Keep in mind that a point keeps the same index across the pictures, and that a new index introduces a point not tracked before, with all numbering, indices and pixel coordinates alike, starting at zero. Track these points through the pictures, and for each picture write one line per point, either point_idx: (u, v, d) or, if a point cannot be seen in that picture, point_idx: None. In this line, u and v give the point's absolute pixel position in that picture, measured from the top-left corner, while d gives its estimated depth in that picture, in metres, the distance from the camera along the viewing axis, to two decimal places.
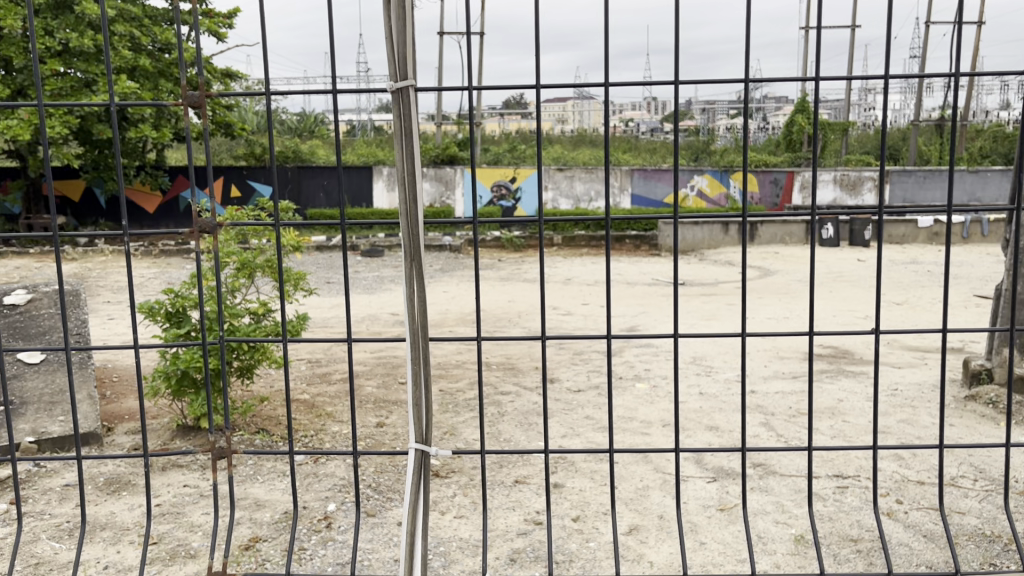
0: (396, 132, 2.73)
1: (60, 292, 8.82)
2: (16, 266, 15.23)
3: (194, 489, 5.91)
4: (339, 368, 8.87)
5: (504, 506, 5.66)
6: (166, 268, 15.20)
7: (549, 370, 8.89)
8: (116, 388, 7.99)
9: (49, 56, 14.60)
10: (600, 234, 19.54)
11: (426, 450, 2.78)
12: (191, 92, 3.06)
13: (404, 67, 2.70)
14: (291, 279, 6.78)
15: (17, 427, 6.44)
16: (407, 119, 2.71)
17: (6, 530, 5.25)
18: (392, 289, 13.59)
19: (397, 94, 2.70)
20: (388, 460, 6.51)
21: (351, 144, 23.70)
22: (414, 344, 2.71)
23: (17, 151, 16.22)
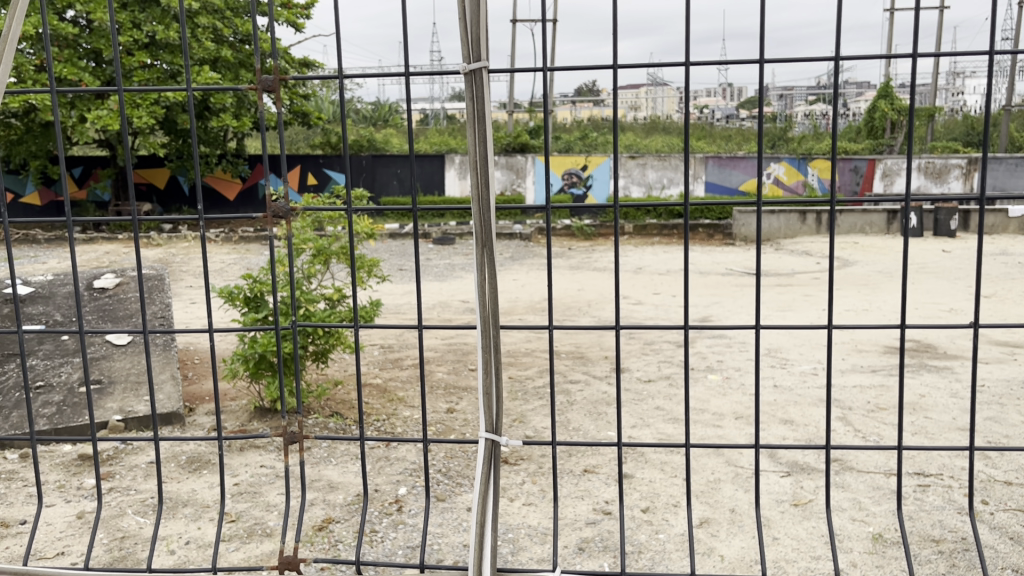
0: (468, 116, 2.69)
1: (144, 276, 9.18)
2: (106, 251, 15.86)
3: (270, 470, 6.08)
4: (410, 354, 8.98)
5: (572, 495, 5.65)
6: (245, 254, 15.60)
7: (619, 359, 8.84)
8: (197, 369, 8.28)
9: (136, 48, 15.07)
10: (673, 223, 19.28)
11: (497, 439, 2.77)
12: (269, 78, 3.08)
13: (477, 49, 2.65)
14: (365, 265, 6.86)
15: (106, 406, 6.71)
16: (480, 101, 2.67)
17: (95, 504, 5.49)
18: (463, 276, 13.67)
19: (470, 77, 2.67)
20: (458, 446, 6.56)
21: (423, 132, 23.86)
22: (484, 329, 2.69)
23: (106, 140, 16.88)
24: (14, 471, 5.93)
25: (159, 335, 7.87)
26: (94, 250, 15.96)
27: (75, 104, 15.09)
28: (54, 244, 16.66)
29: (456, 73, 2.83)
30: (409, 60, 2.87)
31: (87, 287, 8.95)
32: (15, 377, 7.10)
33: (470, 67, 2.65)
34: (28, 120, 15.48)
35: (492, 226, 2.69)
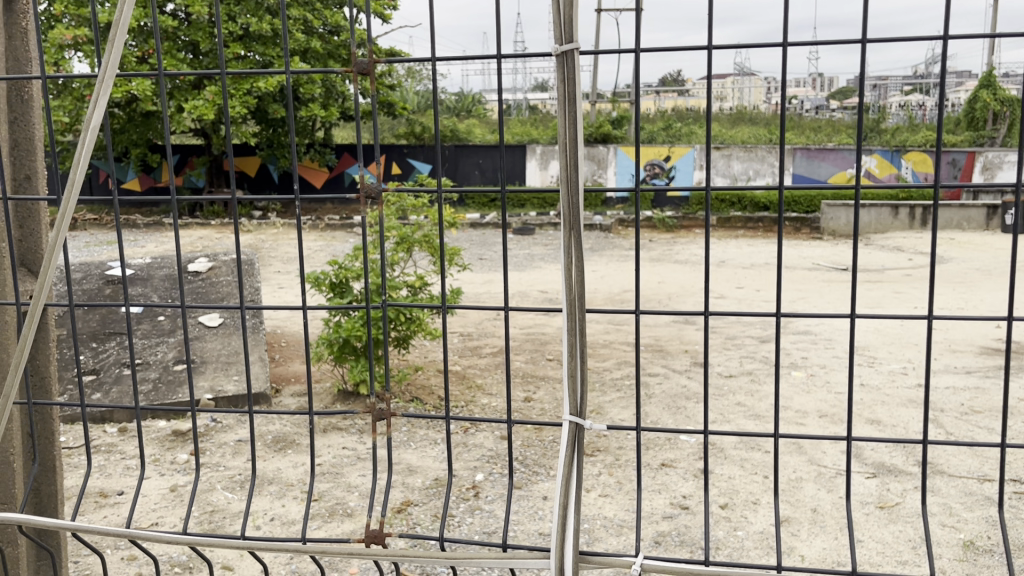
0: (559, 96, 2.41)
1: (236, 260, 9.52)
2: (199, 236, 16.44)
3: (352, 452, 6.22)
4: (490, 342, 9.04)
5: (649, 488, 5.62)
6: (332, 241, 15.95)
7: (699, 353, 8.72)
8: (285, 352, 8.54)
9: (232, 40, 15.59)
10: (757, 216, 18.85)
11: (581, 423, 2.43)
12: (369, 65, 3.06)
13: (569, 28, 2.39)
14: (446, 254, 6.92)
15: (198, 384, 6.99)
16: (571, 82, 2.38)
17: (187, 478, 5.73)
18: (542, 266, 13.68)
19: (561, 57, 2.40)
20: (535, 434, 6.59)
21: (505, 123, 23.90)
22: (570, 313, 2.38)
23: (201, 129, 17.53)
24: (114, 444, 6.23)
25: (250, 317, 8.14)
26: (189, 235, 16.60)
27: (173, 93, 15.72)
28: (152, 229, 17.39)
29: (542, 57, 2.57)
30: (498, 43, 2.48)
31: (183, 270, 9.32)
32: (116, 354, 7.46)
33: (563, 47, 2.38)
34: (130, 110, 16.20)
35: (579, 205, 2.39)
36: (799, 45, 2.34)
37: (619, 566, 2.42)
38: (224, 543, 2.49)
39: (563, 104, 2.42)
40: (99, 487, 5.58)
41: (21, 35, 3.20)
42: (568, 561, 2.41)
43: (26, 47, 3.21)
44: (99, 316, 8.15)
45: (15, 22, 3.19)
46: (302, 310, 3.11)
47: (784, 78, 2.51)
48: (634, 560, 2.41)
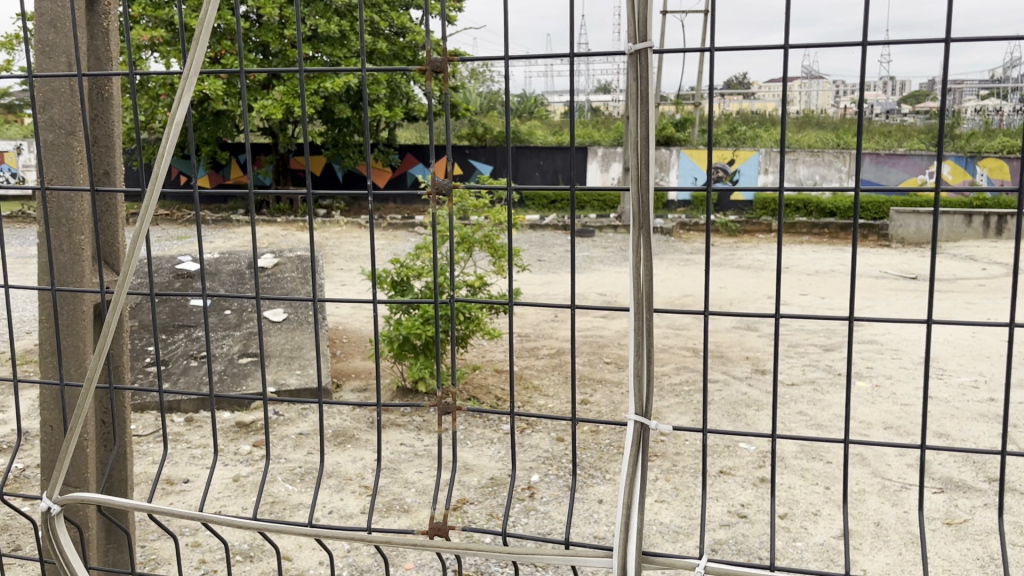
0: (632, 97, 2.19)
1: (300, 258, 9.72)
2: (266, 233, 16.78)
3: (410, 448, 6.29)
4: (548, 344, 9.04)
5: (707, 495, 5.56)
6: (394, 240, 16.15)
7: (760, 361, 8.59)
8: (346, 348, 8.67)
9: (301, 41, 15.89)
10: (823, 221, 18.47)
11: (647, 423, 2.21)
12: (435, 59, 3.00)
13: (643, 25, 2.19)
14: (507, 256, 6.96)
15: (263, 377, 7.15)
16: (645, 82, 2.19)
17: (250, 469, 5.86)
18: (601, 268, 13.62)
19: (635, 56, 2.20)
20: (592, 437, 6.58)
21: (567, 125, 23.84)
22: (638, 314, 2.18)
23: (270, 128, 17.93)
24: (180, 433, 6.41)
25: (313, 313, 8.30)
26: (256, 232, 16.98)
27: (244, 92, 16.10)
28: (221, 225, 17.82)
29: (611, 54, 2.37)
30: (570, 40, 2.33)
31: (249, 266, 9.56)
32: (183, 346, 7.69)
33: (637, 46, 2.17)
34: (202, 109, 16.63)
35: (650, 204, 2.17)
36: (886, 44, 2.17)
37: (681, 567, 2.22)
38: (290, 530, 2.36)
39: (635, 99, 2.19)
40: (167, 474, 5.75)
41: (102, 35, 3.33)
42: (632, 560, 2.19)
43: (107, 46, 3.34)
44: (169, 309, 8.41)
45: (97, 22, 3.31)
46: (373, 304, 2.91)
47: (862, 84, 2.36)
48: (698, 562, 2.22)
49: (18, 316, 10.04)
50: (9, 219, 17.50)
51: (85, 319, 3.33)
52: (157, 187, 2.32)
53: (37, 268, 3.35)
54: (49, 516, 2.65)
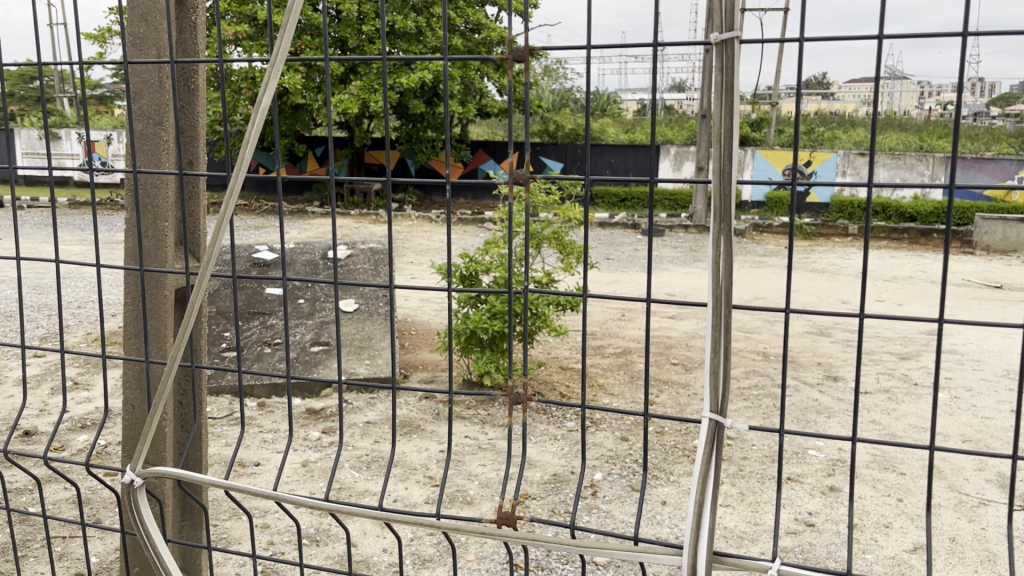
0: (715, 88, 2.01)
1: (371, 251, 9.91)
2: (340, 225, 17.08)
3: (473, 441, 6.34)
4: (614, 343, 8.99)
5: (773, 502, 5.45)
6: (464, 235, 16.26)
7: (832, 367, 8.38)
8: (414, 340, 8.79)
9: (378, 37, 16.14)
10: (903, 226, 17.92)
11: (722, 422, 2.06)
12: (502, 56, 2.83)
13: (732, 12, 2.01)
14: (575, 253, 6.98)
15: (332, 365, 7.31)
16: (731, 73, 2.00)
17: (318, 454, 6.00)
18: (672, 269, 13.46)
19: (721, 47, 2.01)
20: (656, 438, 6.53)
21: (640, 123, 23.55)
22: (717, 311, 2.02)
23: (346, 122, 18.25)
24: (252, 417, 6.59)
25: (383, 305, 8.47)
26: (331, 224, 17.32)
27: (324, 87, 16.39)
28: (297, 217, 18.23)
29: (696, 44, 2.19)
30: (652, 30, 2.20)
31: (323, 257, 9.77)
32: (258, 333, 7.89)
33: (723, 35, 2.00)
34: (282, 104, 16.99)
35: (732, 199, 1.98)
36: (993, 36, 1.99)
37: (753, 569, 2.13)
38: (359, 512, 2.34)
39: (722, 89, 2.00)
40: (239, 455, 5.92)
41: (190, 28, 3.44)
42: (703, 560, 2.06)
43: (194, 39, 3.44)
44: (246, 296, 8.65)
45: (186, 16, 3.42)
46: (447, 292, 2.88)
47: (962, 80, 2.19)
48: (771, 565, 2.11)
49: (104, 300, 10.45)
50: (98, 206, 18.23)
51: (166, 301, 3.45)
52: (241, 175, 2.35)
53: (125, 251, 3.49)
54: (132, 488, 2.72)
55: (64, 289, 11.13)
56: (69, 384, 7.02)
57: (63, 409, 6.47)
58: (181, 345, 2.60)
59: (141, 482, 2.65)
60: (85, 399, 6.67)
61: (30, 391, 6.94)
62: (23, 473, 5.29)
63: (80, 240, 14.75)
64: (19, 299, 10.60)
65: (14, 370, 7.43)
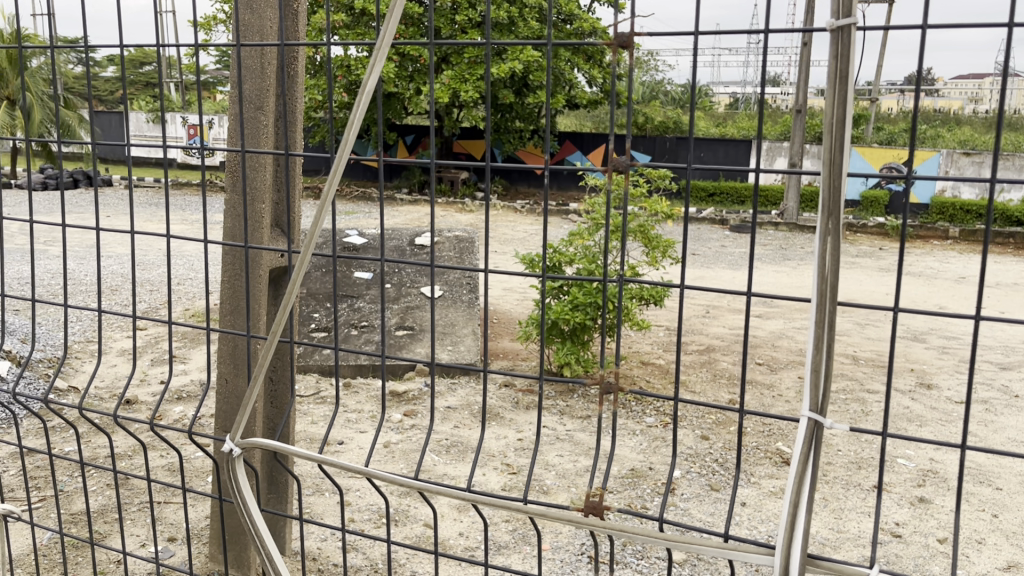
0: (828, 80, 1.67)
1: (457, 239, 10.04)
2: (427, 213, 17.34)
3: (551, 432, 6.36)
4: (698, 340, 8.86)
5: (858, 510, 5.30)
6: (547, 226, 16.27)
7: (926, 374, 8.08)
8: (496, 328, 8.88)
9: (471, 27, 16.34)
10: (1007, 231, 17.09)
11: (822, 422, 1.73)
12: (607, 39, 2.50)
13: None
14: (661, 247, 6.87)
15: (416, 349, 7.45)
16: (847, 63, 1.65)
17: (400, 436, 6.12)
18: (759, 266, 13.20)
19: (837, 34, 1.66)
20: (738, 437, 6.42)
21: (732, 116, 22.99)
22: (820, 321, 1.70)
23: (436, 111, 18.48)
24: (338, 396, 6.76)
25: (467, 293, 8.58)
26: (418, 212, 17.60)
27: (416, 79, 16.60)
28: (385, 203, 18.62)
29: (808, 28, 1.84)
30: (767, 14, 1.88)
31: (410, 243, 9.95)
32: (346, 315, 8.09)
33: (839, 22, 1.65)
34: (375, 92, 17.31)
35: (842, 187, 1.66)
36: None
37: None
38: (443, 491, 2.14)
39: (837, 77, 1.65)
40: (324, 432, 6.09)
41: (293, 15, 3.52)
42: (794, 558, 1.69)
43: (296, 24, 3.53)
44: (336, 279, 8.86)
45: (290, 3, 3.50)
46: (538, 280, 2.76)
47: None
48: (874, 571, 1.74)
49: (202, 277, 10.90)
50: (200, 187, 18.98)
51: (262, 280, 3.60)
52: (342, 159, 2.27)
53: (225, 229, 3.65)
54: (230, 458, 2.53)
55: (165, 266, 11.64)
56: (168, 356, 7.35)
57: (161, 380, 6.78)
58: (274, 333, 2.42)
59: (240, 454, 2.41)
60: (182, 372, 6.97)
61: (132, 362, 7.30)
62: (124, 439, 5.57)
63: (183, 221, 15.36)
64: (125, 274, 11.12)
65: (118, 342, 7.82)
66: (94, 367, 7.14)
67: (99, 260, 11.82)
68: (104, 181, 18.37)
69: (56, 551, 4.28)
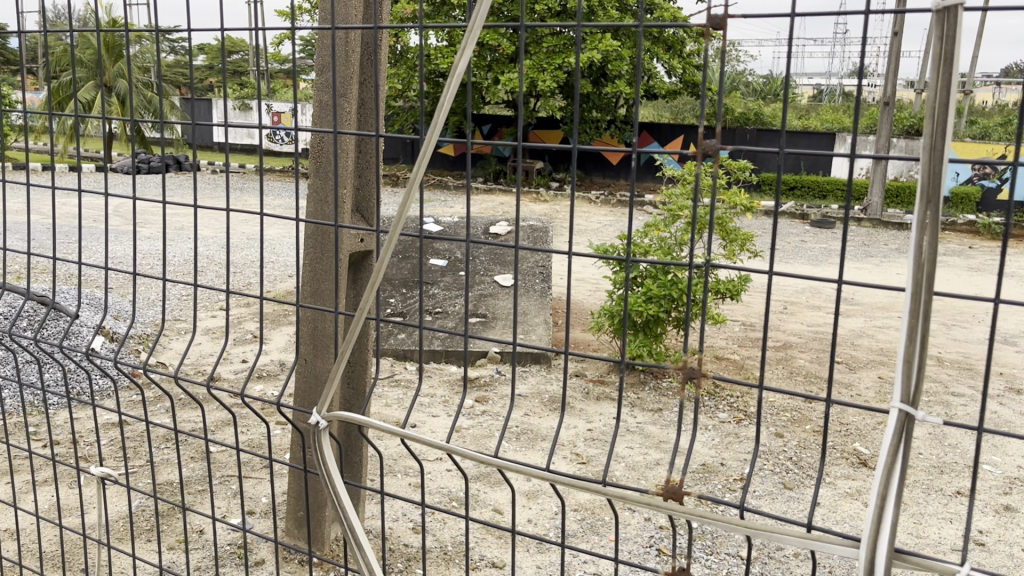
0: (929, 62, 1.42)
1: (531, 229, 10.08)
2: (501, 203, 17.45)
3: (621, 423, 6.35)
4: (773, 335, 8.70)
5: (938, 515, 5.14)
6: (620, 218, 16.20)
7: (1016, 378, 7.76)
8: (568, 318, 8.90)
9: (550, 16, 16.32)
10: None
11: (914, 416, 1.44)
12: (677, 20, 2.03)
13: None
14: (739, 240, 6.79)
15: (487, 337, 7.52)
16: (953, 45, 1.39)
17: (470, 421, 6.20)
18: (839, 263, 12.86)
19: (942, 15, 1.42)
20: (813, 436, 6.28)
21: (815, 108, 22.34)
22: (912, 321, 1.42)
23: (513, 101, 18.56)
24: (411, 380, 6.88)
25: (539, 283, 8.61)
26: (492, 201, 17.74)
27: (494, 66, 16.72)
28: (460, 191, 18.86)
29: (913, 10, 1.59)
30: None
31: (484, 232, 10.03)
32: (421, 301, 8.21)
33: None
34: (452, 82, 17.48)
35: (944, 169, 1.39)
36: None
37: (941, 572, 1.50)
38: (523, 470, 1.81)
39: (943, 47, 1.40)
40: (396, 414, 6.21)
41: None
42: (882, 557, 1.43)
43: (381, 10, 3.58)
44: (411, 265, 8.97)
45: None
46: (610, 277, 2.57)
47: None
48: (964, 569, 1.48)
49: (283, 259, 11.20)
50: (281, 173, 19.44)
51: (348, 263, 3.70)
52: (432, 141, 2.01)
53: (308, 206, 3.79)
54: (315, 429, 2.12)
55: (249, 249, 12.00)
56: (250, 336, 7.59)
57: (243, 359, 7.01)
58: (375, 288, 2.00)
59: (328, 425, 2.08)
60: (263, 351, 7.19)
61: (216, 340, 7.56)
62: (208, 414, 5.79)
63: (267, 206, 15.84)
64: (209, 256, 11.48)
65: (203, 321, 8.11)
66: (182, 345, 7.42)
67: (186, 243, 12.25)
68: (194, 165, 19.04)
69: (146, 516, 4.49)
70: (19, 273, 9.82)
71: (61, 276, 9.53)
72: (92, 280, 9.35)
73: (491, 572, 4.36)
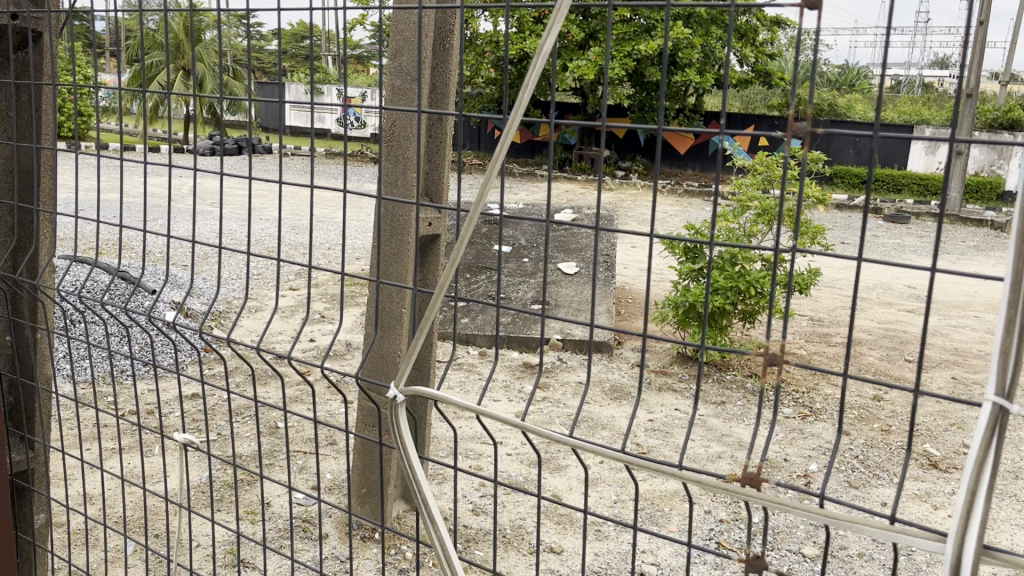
0: None
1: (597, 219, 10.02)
2: (567, 190, 17.45)
3: (685, 415, 6.28)
4: (842, 331, 8.50)
5: (1012, 521, 4.98)
6: (688, 208, 16.03)
7: None
8: (631, 308, 8.87)
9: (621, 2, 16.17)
10: None
11: (1009, 411, 1.31)
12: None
13: None
14: (810, 232, 6.68)
15: (550, 325, 7.55)
16: None
17: (531, 407, 6.22)
18: (913, 259, 12.48)
19: None
20: (881, 435, 6.14)
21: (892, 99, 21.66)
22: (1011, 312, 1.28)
23: (581, 88, 18.49)
24: (474, 364, 6.94)
25: (603, 271, 8.59)
26: (558, 188, 17.73)
27: (563, 53, 16.67)
28: (526, 179, 18.86)
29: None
30: None
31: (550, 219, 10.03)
32: (484, 287, 8.26)
33: None
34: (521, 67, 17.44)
35: None
36: None
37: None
38: (591, 450, 1.73)
39: None
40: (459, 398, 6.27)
41: None
42: (971, 557, 1.31)
43: None
44: (476, 251, 9.03)
45: None
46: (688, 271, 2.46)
47: None
48: None
49: (351, 241, 11.35)
50: (350, 157, 19.65)
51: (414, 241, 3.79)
52: (517, 119, 1.96)
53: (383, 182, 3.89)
54: (393, 405, 2.05)
55: (319, 230, 12.20)
56: (318, 316, 7.74)
57: (312, 339, 7.15)
58: (454, 271, 1.90)
59: (405, 401, 2.00)
60: (330, 332, 7.33)
61: (286, 320, 7.73)
62: (277, 392, 5.93)
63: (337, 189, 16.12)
64: (283, 236, 11.74)
65: (274, 301, 8.30)
66: (255, 324, 7.61)
67: (258, 223, 12.50)
68: (267, 148, 19.45)
69: (218, 487, 4.64)
70: (109, 250, 10.21)
71: (147, 253, 9.87)
72: (174, 257, 9.65)
73: (550, 558, 4.38)
